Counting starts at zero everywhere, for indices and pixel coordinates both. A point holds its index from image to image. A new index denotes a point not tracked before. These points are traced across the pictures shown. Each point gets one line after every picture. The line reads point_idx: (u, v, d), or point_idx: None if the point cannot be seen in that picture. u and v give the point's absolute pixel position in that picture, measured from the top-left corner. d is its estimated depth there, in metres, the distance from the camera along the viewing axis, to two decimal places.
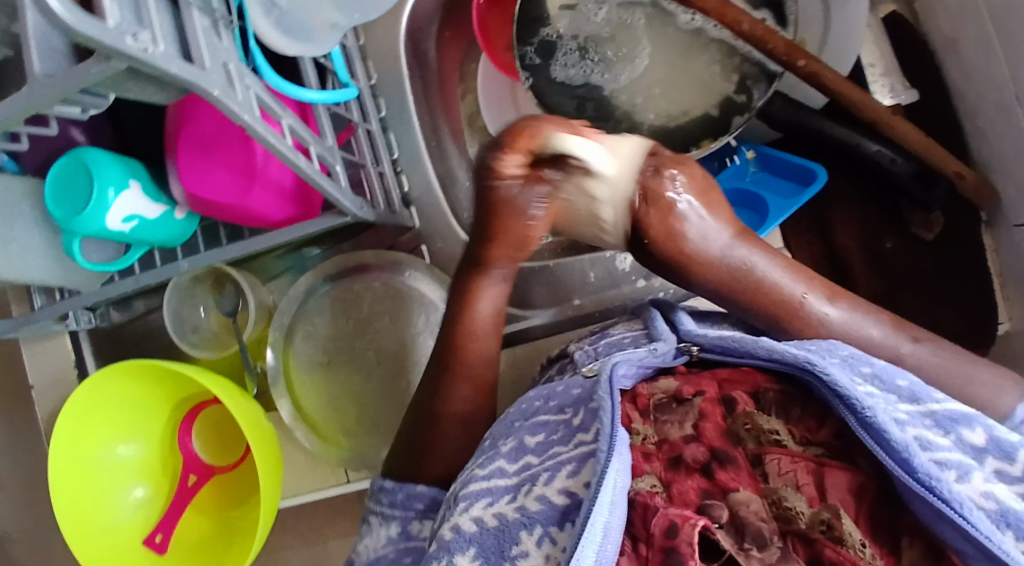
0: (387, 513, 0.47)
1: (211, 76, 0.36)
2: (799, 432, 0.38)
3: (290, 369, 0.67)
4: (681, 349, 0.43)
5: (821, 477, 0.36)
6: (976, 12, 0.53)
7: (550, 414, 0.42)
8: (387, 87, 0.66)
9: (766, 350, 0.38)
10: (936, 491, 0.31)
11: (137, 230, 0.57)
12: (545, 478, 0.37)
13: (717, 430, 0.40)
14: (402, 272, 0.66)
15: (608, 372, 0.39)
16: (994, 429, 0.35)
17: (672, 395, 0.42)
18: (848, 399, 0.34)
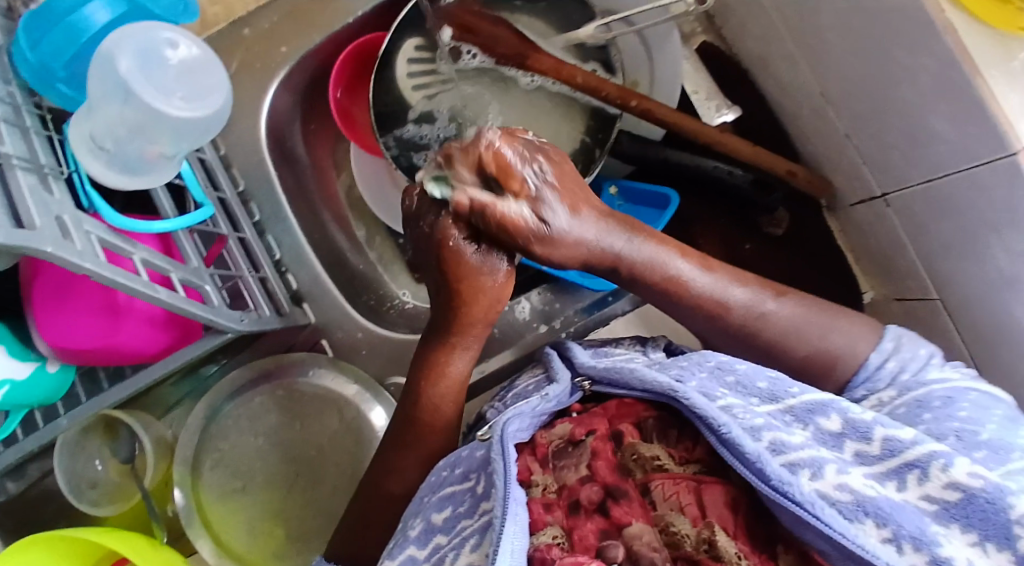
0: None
1: (45, 234, 0.36)
2: (677, 454, 0.40)
3: (201, 503, 0.61)
4: (575, 387, 0.45)
5: (701, 495, 0.37)
6: (773, 31, 0.59)
7: (455, 484, 0.41)
8: (257, 190, 0.66)
9: (639, 382, 0.40)
10: (789, 495, 0.33)
11: (8, 396, 0.53)
12: (451, 557, 0.38)
13: (609, 466, 0.39)
14: (305, 371, 0.64)
15: (499, 431, 0.39)
16: (848, 412, 0.38)
17: (568, 438, 0.41)
18: (706, 421, 0.37)
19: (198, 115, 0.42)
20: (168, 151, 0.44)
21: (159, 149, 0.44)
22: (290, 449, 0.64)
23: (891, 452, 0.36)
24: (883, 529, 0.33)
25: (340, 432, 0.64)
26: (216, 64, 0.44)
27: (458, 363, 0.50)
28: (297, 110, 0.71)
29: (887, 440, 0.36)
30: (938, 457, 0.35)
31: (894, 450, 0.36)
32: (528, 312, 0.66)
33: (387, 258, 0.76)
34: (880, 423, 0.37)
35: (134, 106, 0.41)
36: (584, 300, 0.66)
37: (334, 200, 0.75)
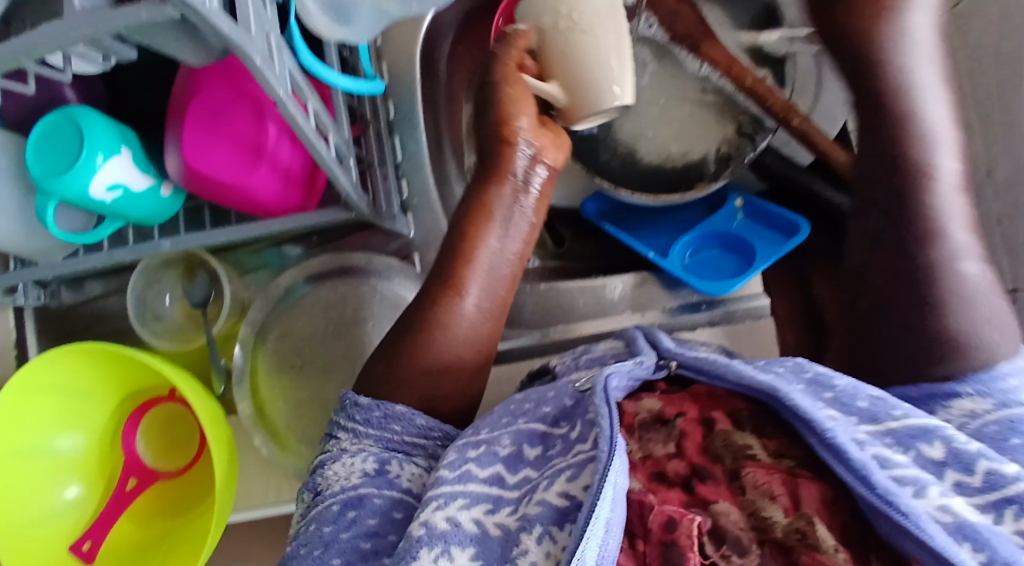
0: (359, 431, 0.47)
1: (256, 43, 0.35)
2: (772, 446, 0.41)
3: (256, 368, 0.63)
4: (660, 363, 0.46)
5: (797, 489, 0.38)
6: (956, 97, 0.58)
7: (544, 424, 0.45)
8: (399, 91, 0.67)
9: (734, 375, 0.41)
10: (896, 505, 0.34)
11: (118, 202, 0.54)
12: (544, 485, 0.40)
13: (698, 447, 0.41)
14: (390, 277, 0.65)
15: (602, 383, 0.42)
16: (953, 441, 0.38)
17: (656, 414, 0.43)
18: (811, 422, 0.38)
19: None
20: (388, 12, 0.44)
21: (382, 9, 0.43)
22: (353, 347, 0.64)
23: (992, 486, 0.37)
24: (979, 553, 0.33)
25: None
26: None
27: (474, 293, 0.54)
28: (454, 30, 0.71)
29: (990, 473, 0.37)
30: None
31: (995, 484, 0.37)
32: (619, 294, 0.66)
33: None
34: (985, 456, 0.37)
35: None
36: (676, 300, 0.66)
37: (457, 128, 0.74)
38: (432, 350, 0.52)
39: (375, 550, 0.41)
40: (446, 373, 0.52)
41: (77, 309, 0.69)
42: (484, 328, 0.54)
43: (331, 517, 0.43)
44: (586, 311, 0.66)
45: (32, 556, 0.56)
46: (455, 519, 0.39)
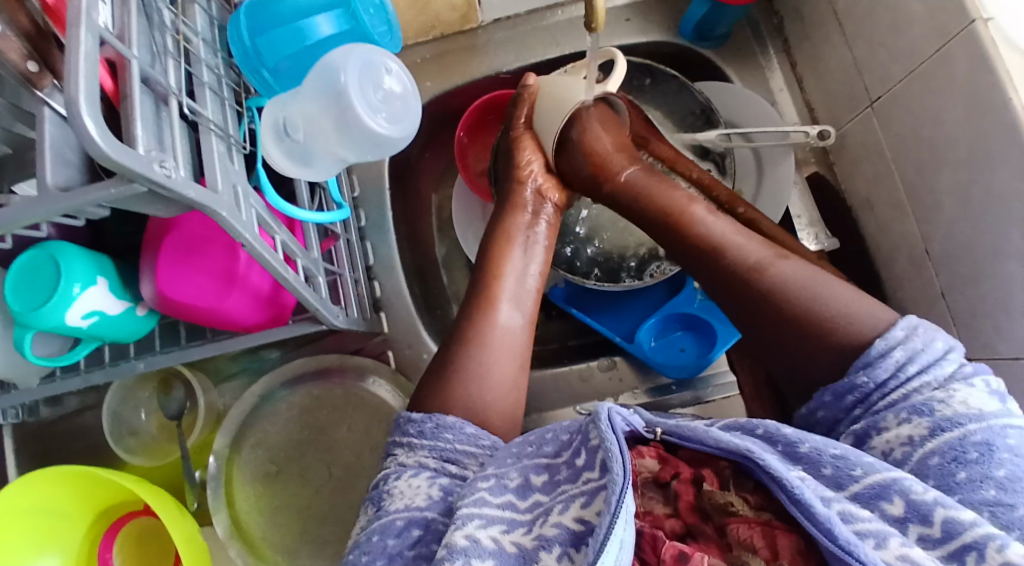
0: (415, 443, 0.48)
1: (222, 199, 0.39)
2: (752, 499, 0.41)
3: (232, 476, 0.64)
4: (645, 430, 0.44)
5: (775, 540, 0.38)
6: (887, 179, 0.62)
7: (546, 456, 0.45)
8: (368, 198, 0.70)
9: (714, 440, 0.40)
10: (855, 554, 0.34)
11: (95, 326, 0.55)
12: (559, 508, 0.41)
13: (689, 507, 0.42)
14: (364, 378, 0.66)
15: (605, 413, 0.41)
16: (910, 492, 0.38)
17: (654, 475, 0.44)
18: (781, 481, 0.37)
19: (393, 139, 0.45)
20: (347, 158, 0.47)
21: (340, 157, 0.46)
22: (331, 447, 0.65)
23: (950, 534, 0.36)
24: None
25: (382, 446, 0.65)
26: (418, 99, 0.47)
27: (505, 311, 0.57)
28: (420, 136, 0.75)
29: (947, 520, 0.37)
30: (995, 538, 0.35)
31: (953, 531, 0.36)
32: (590, 379, 0.69)
33: (459, 292, 0.77)
34: (941, 503, 0.37)
35: (339, 111, 0.43)
36: (646, 382, 0.69)
37: (427, 226, 0.78)
38: (478, 368, 0.53)
39: (420, 556, 0.42)
40: (498, 388, 0.53)
41: (55, 425, 0.69)
42: (525, 340, 0.57)
43: (395, 530, 0.43)
44: (557, 398, 0.68)
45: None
46: (473, 535, 0.40)
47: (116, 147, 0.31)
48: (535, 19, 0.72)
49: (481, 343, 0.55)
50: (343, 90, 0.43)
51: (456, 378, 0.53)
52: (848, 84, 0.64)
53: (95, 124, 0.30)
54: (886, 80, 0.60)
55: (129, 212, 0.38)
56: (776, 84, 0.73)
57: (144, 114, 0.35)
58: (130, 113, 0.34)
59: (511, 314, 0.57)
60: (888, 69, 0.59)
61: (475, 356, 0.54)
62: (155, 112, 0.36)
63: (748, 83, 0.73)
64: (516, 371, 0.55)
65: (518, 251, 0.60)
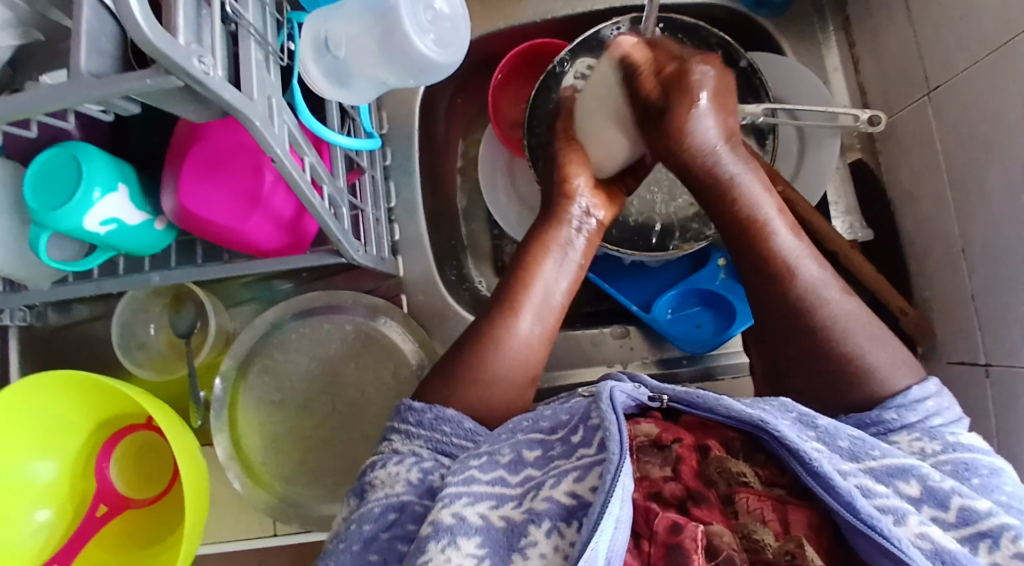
0: (411, 432, 0.47)
1: (256, 107, 0.38)
2: (763, 475, 0.40)
3: (236, 400, 0.64)
4: (650, 399, 0.43)
5: (786, 514, 0.38)
6: (932, 172, 0.60)
7: (541, 432, 0.44)
8: (397, 137, 0.68)
9: (725, 409, 0.39)
10: (878, 529, 0.34)
11: (111, 234, 0.54)
12: (551, 482, 0.39)
13: (693, 472, 0.41)
14: (375, 318, 0.66)
15: (608, 391, 0.41)
16: (928, 478, 0.38)
17: (653, 438, 0.43)
18: (799, 454, 0.36)
19: (440, 63, 0.44)
20: (386, 82, 0.45)
21: (380, 79, 0.44)
22: (336, 383, 0.65)
23: (966, 521, 0.36)
24: None
25: (386, 387, 0.65)
26: (466, 27, 0.45)
27: (524, 321, 0.55)
28: (455, 79, 0.73)
29: (963, 509, 0.37)
30: (1009, 528, 0.35)
31: (969, 519, 0.36)
32: (602, 344, 0.68)
33: (478, 244, 0.75)
34: (958, 492, 0.37)
35: (386, 27, 0.42)
36: (658, 354, 0.68)
37: (453, 172, 0.76)
38: (490, 376, 0.52)
39: (394, 536, 0.41)
40: (504, 388, 0.52)
41: (62, 331, 0.69)
42: (538, 350, 0.55)
43: (372, 516, 0.42)
44: (566, 360, 0.67)
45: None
46: (461, 513, 0.39)
47: (157, 31, 0.30)
48: None
49: (495, 349, 0.53)
50: (391, 8, 0.41)
51: (465, 379, 0.52)
52: (907, 69, 0.62)
53: (138, 5, 0.29)
54: (947, 69, 0.57)
55: (161, 109, 0.36)
56: (830, 62, 0.70)
57: (186, 6, 0.33)
58: (171, 2, 0.32)
59: (529, 324, 0.55)
60: (951, 55, 0.56)
61: (488, 360, 0.52)
62: (197, 7, 0.35)
63: (802, 58, 0.71)
64: (523, 377, 0.54)
65: (553, 261, 0.57)
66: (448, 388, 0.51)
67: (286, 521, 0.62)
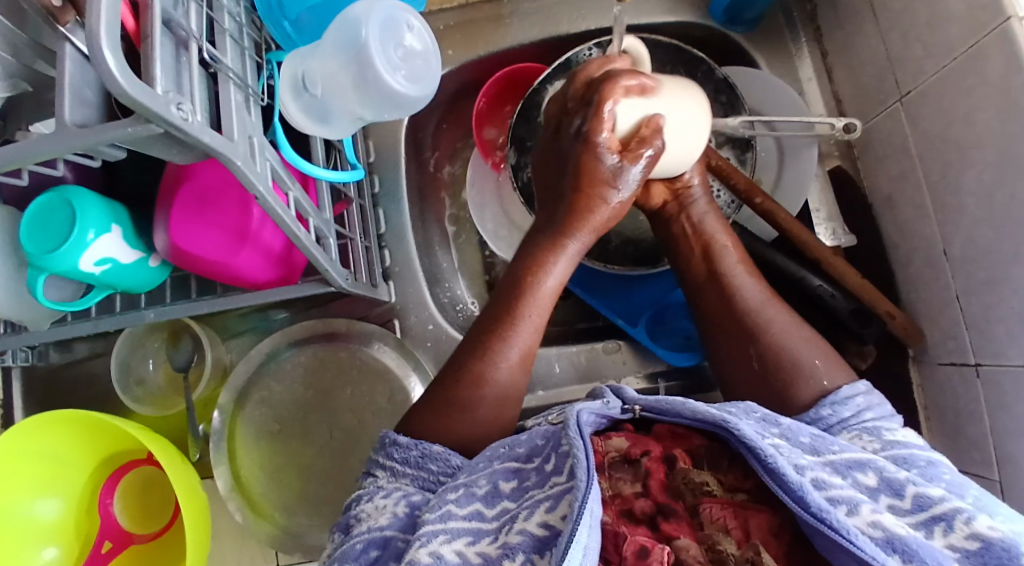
0: (397, 470, 0.46)
1: (237, 147, 0.39)
2: (727, 481, 0.41)
3: (234, 431, 0.65)
4: (624, 410, 0.44)
5: (747, 520, 0.39)
6: (910, 177, 0.61)
7: (516, 461, 0.43)
8: (384, 165, 0.70)
9: (690, 411, 0.40)
10: (827, 521, 0.34)
11: (107, 273, 0.56)
12: (525, 514, 0.39)
13: (661, 485, 0.41)
14: (370, 344, 0.67)
15: (575, 417, 0.41)
16: (885, 470, 0.39)
17: (624, 454, 0.43)
18: (755, 449, 0.37)
19: (414, 97, 0.45)
20: (364, 118, 0.46)
21: (358, 115, 0.46)
22: (333, 410, 0.66)
23: (921, 508, 0.37)
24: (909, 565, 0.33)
25: (383, 412, 0.65)
26: (439, 59, 0.46)
27: (506, 352, 0.52)
28: (439, 106, 0.75)
29: (918, 496, 0.37)
30: (963, 512, 0.35)
31: (923, 505, 0.37)
32: (594, 361, 0.68)
33: (468, 266, 0.76)
34: (913, 482, 0.38)
35: (359, 66, 0.43)
36: (651, 367, 0.68)
37: (441, 197, 0.77)
38: (469, 409, 0.50)
39: None
40: (486, 421, 0.51)
41: (64, 369, 0.70)
42: (519, 377, 0.53)
43: (355, 553, 0.42)
44: (559, 377, 0.68)
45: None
46: (438, 551, 0.38)
47: (133, 83, 0.31)
48: None
49: (475, 381, 0.51)
50: (363, 47, 0.42)
51: (445, 411, 0.50)
52: (878, 78, 0.63)
53: (114, 60, 0.30)
54: (917, 75, 0.58)
55: (145, 154, 0.37)
56: (805, 73, 0.72)
57: (163, 55, 0.35)
58: (149, 53, 0.34)
59: (511, 354, 0.52)
60: (920, 62, 0.57)
61: (466, 394, 0.51)
62: (175, 55, 0.36)
63: (776, 71, 0.72)
64: (503, 409, 0.52)
65: (524, 277, 0.56)
66: (427, 421, 0.50)
67: (287, 552, 0.63)
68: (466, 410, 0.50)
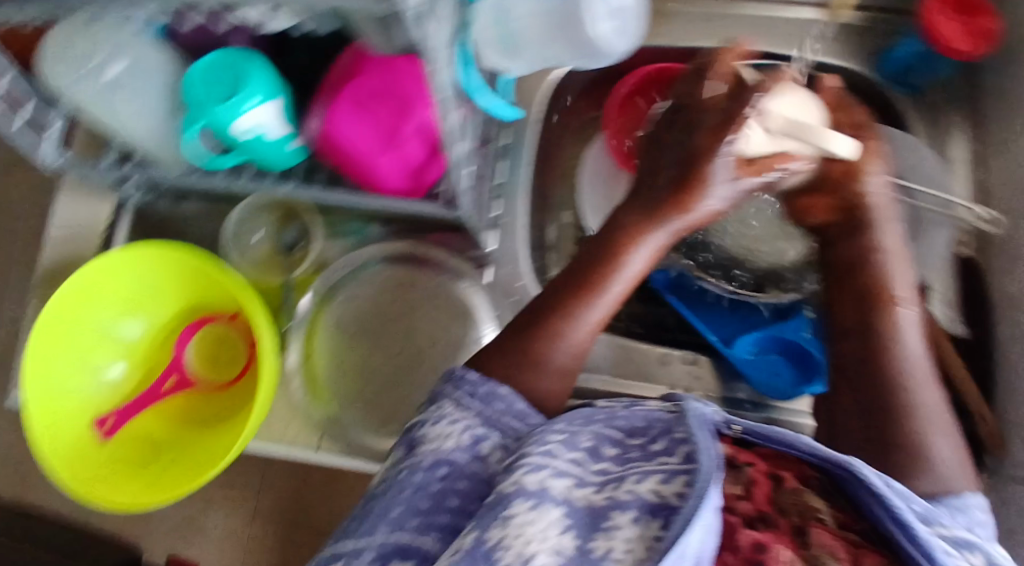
0: (466, 398, 0.47)
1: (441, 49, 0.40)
2: (837, 514, 0.40)
3: (318, 319, 0.68)
4: (721, 425, 0.42)
5: (859, 557, 0.37)
6: None
7: (619, 433, 0.44)
8: (519, 120, 0.71)
9: (806, 447, 0.39)
10: None
11: (252, 142, 0.57)
12: (634, 478, 0.39)
13: (765, 497, 0.41)
14: (459, 279, 0.68)
15: (696, 408, 0.41)
16: (994, 558, 0.39)
17: (728, 457, 0.43)
18: (889, 505, 0.37)
19: (614, 40, 0.47)
20: (556, 60, 0.49)
21: (549, 57, 0.48)
22: (409, 329, 0.68)
23: None
24: None
25: (454, 344, 0.67)
26: (642, 23, 0.50)
27: (590, 312, 0.53)
28: (584, 81, 0.76)
29: None
30: None
31: None
32: (669, 366, 0.68)
33: (563, 241, 0.77)
34: None
35: (567, 14, 0.45)
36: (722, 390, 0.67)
37: (558, 167, 0.78)
38: (542, 360, 0.52)
39: (447, 491, 0.42)
40: (553, 381, 0.52)
41: (168, 219, 0.73)
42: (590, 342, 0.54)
43: (425, 467, 0.43)
44: (625, 371, 0.68)
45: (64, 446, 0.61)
46: (544, 482, 0.38)
47: None
48: None
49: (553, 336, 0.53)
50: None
51: (523, 356, 0.52)
52: None
53: None
54: None
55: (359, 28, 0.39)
56: (956, 152, 0.70)
57: None
58: None
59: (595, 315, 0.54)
60: None
61: (544, 343, 0.52)
62: None
63: (927, 141, 0.71)
64: (569, 368, 0.53)
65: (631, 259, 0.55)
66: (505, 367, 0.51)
67: (332, 440, 0.66)
68: (539, 361, 0.52)
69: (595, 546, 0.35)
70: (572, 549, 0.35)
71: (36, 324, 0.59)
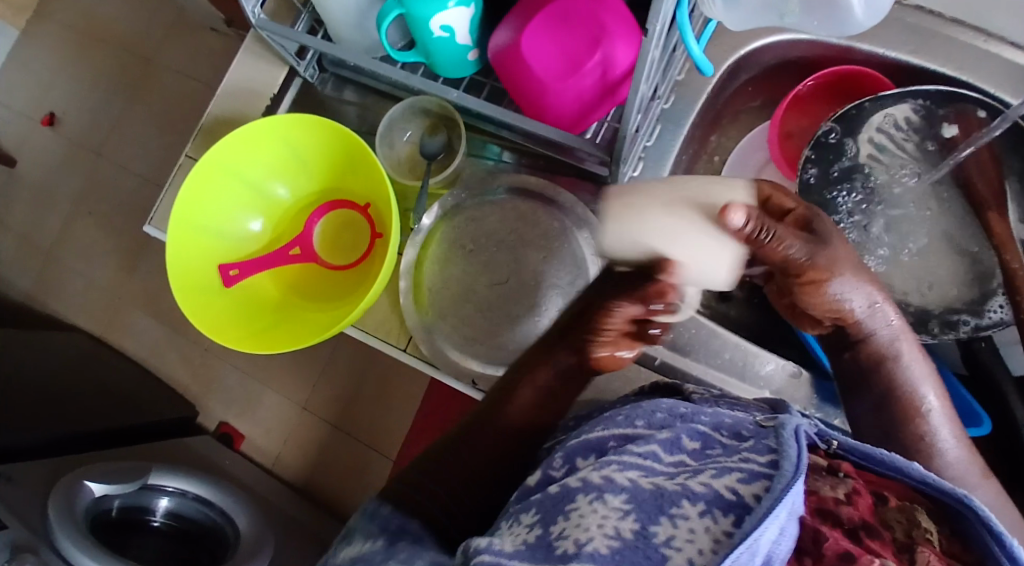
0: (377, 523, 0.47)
1: None
2: (947, 544, 0.40)
3: (436, 231, 0.70)
4: (817, 437, 0.44)
5: None
6: None
7: (708, 430, 0.45)
8: (687, 89, 0.70)
9: (917, 473, 0.39)
10: None
11: (440, 40, 0.59)
12: (711, 474, 0.40)
13: (869, 507, 0.41)
14: (579, 229, 0.68)
15: (794, 425, 0.40)
16: None
17: (828, 467, 0.44)
18: (999, 535, 0.37)
19: (850, 9, 0.51)
20: (785, 16, 0.52)
21: (784, 10, 0.52)
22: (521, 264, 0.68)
23: None
24: None
25: (558, 288, 0.67)
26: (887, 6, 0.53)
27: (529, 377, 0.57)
28: (761, 68, 0.73)
29: None
30: None
31: None
32: (767, 370, 0.65)
33: None
34: None
35: None
36: (816, 411, 0.65)
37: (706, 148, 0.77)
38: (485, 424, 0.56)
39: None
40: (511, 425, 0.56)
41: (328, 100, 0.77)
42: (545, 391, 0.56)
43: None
44: (722, 362, 0.67)
45: (193, 282, 0.66)
46: (612, 475, 0.41)
47: None
48: (954, 29, 0.67)
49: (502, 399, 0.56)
50: None
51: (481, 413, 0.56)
52: None
53: None
54: None
55: None
56: None
57: None
58: None
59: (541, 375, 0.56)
60: None
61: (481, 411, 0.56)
62: None
63: None
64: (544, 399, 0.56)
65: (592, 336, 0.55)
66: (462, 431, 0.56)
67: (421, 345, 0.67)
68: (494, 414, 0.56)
69: (657, 530, 0.37)
70: (630, 531, 0.37)
71: (201, 158, 0.63)
